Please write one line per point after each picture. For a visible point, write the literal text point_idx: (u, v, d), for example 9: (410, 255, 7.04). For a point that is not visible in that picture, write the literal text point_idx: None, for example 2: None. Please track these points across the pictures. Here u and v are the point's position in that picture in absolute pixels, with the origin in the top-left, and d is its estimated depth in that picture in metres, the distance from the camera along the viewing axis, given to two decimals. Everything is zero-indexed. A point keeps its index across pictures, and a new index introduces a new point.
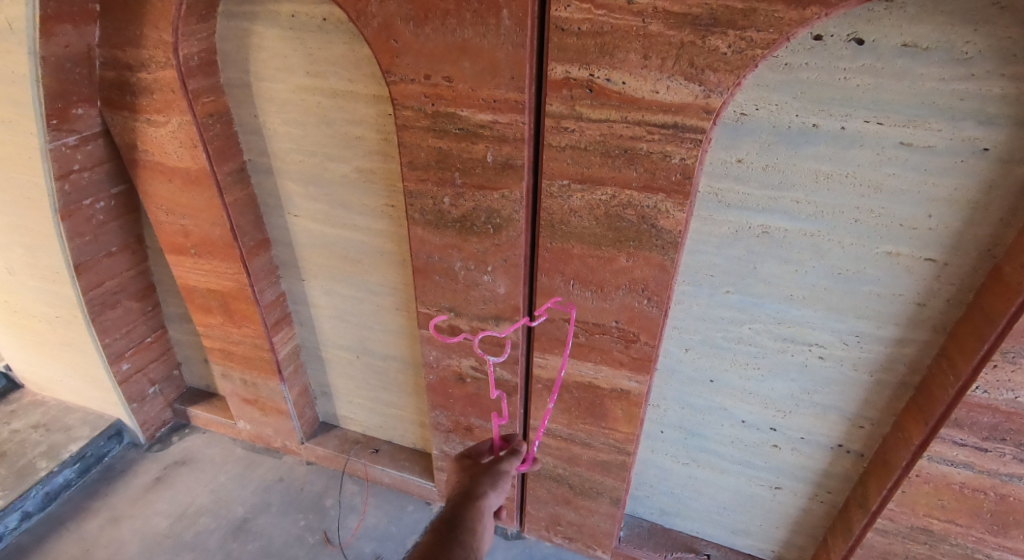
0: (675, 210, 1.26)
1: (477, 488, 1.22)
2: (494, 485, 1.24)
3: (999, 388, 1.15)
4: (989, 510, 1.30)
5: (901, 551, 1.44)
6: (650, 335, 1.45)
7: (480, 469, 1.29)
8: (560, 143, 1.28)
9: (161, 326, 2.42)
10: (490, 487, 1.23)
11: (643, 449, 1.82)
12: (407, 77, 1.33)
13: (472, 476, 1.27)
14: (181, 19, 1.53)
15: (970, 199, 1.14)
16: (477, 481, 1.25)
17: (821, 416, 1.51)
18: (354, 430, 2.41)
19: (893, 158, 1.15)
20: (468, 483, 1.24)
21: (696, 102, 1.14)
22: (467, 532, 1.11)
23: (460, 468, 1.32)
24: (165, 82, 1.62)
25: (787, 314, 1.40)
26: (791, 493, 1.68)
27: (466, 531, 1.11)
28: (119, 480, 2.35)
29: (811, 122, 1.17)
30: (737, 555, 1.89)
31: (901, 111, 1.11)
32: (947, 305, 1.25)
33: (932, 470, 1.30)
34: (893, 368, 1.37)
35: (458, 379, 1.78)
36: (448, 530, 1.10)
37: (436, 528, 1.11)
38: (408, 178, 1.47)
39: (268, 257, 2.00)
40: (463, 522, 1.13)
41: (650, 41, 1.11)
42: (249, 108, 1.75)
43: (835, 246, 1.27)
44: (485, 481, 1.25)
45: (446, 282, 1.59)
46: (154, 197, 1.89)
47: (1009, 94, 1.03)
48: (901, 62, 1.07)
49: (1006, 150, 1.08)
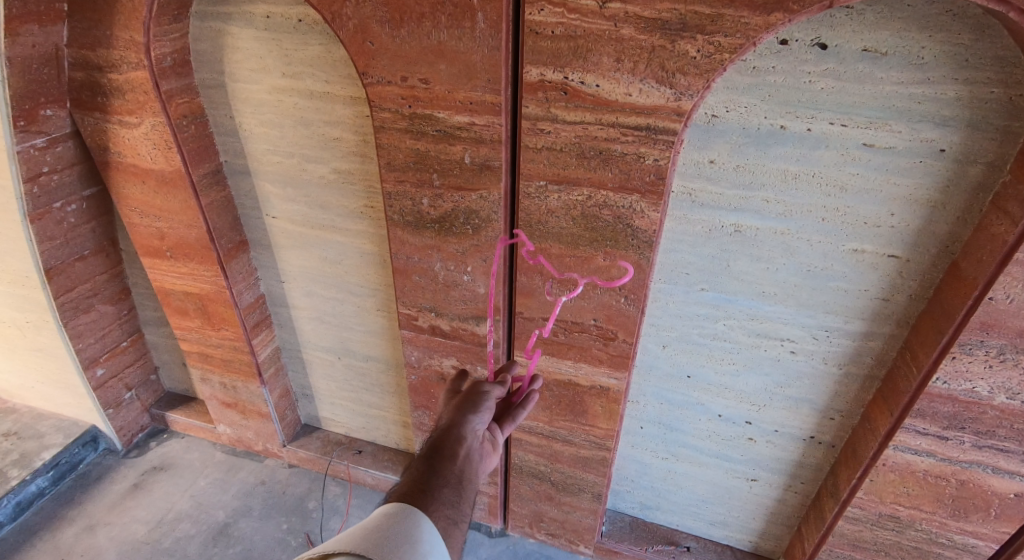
0: (650, 210, 1.29)
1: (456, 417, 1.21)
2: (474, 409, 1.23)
3: (958, 379, 1.20)
4: (951, 496, 1.36)
5: (870, 538, 1.50)
6: (628, 332, 1.48)
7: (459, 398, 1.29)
8: (536, 144, 1.29)
9: (137, 330, 2.39)
10: (470, 413, 1.22)
11: (624, 444, 1.85)
12: (384, 79, 1.33)
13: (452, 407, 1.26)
14: (152, 19, 1.51)
15: (930, 197, 1.18)
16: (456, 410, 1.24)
17: (793, 408, 1.55)
18: (336, 431, 2.41)
19: (857, 158, 1.19)
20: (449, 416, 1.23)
21: (668, 105, 1.17)
22: (449, 460, 1.11)
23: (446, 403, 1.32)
24: (137, 83, 1.60)
25: (760, 310, 1.43)
26: (767, 484, 1.73)
27: (447, 458, 1.11)
28: (95, 487, 2.32)
29: (779, 123, 1.20)
30: (716, 546, 1.94)
31: (863, 113, 1.14)
32: (910, 300, 1.29)
33: (897, 459, 1.35)
34: (860, 362, 1.41)
35: (439, 379, 1.79)
36: (428, 462, 1.10)
37: (418, 463, 1.11)
38: (386, 180, 1.47)
39: (246, 259, 1.99)
40: (443, 451, 1.13)
41: (622, 44, 1.13)
42: (225, 110, 1.73)
43: (804, 244, 1.31)
44: (464, 408, 1.25)
45: (426, 282, 1.60)
46: (127, 199, 1.86)
47: (962, 98, 1.07)
48: (863, 67, 1.10)
49: (962, 151, 1.12)
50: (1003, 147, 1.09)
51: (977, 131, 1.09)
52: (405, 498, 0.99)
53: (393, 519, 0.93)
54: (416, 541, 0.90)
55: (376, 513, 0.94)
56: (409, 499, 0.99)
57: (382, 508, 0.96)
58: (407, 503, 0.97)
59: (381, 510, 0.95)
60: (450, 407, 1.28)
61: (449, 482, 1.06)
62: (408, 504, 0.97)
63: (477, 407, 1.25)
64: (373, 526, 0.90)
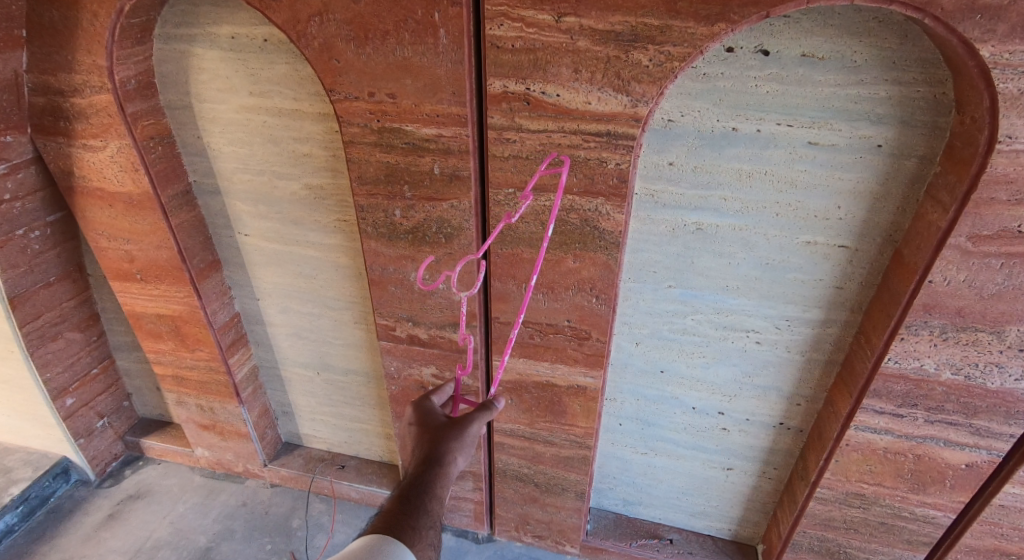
0: (615, 212, 1.34)
1: (442, 452, 1.25)
2: (460, 448, 1.27)
3: (908, 358, 1.27)
4: (910, 470, 1.43)
5: (839, 516, 1.57)
6: (601, 332, 1.52)
7: (444, 427, 1.31)
8: (503, 153, 1.34)
9: (108, 356, 2.35)
10: (455, 451, 1.26)
11: (604, 442, 1.89)
12: (351, 95, 1.36)
13: (435, 438, 1.29)
14: (115, 43, 1.51)
15: (872, 190, 1.26)
16: (442, 444, 1.27)
17: (761, 397, 1.62)
18: (318, 447, 2.41)
19: (805, 156, 1.26)
20: (431, 447, 1.26)
21: (626, 112, 1.22)
22: (430, 501, 1.15)
23: (422, 429, 1.33)
24: (101, 107, 1.60)
25: (724, 304, 1.50)
26: (742, 472, 1.79)
27: (431, 498, 1.15)
28: (68, 520, 2.27)
29: (731, 125, 1.27)
30: (697, 537, 1.99)
31: (806, 113, 1.22)
32: (861, 286, 1.37)
33: (859, 438, 1.42)
34: (820, 348, 1.48)
35: (420, 387, 1.82)
36: (412, 496, 1.14)
37: (401, 495, 1.14)
38: (358, 193, 1.50)
39: (219, 278, 1.99)
40: (429, 490, 1.17)
41: (579, 56, 1.19)
42: (192, 130, 1.74)
43: (761, 239, 1.38)
44: (452, 443, 1.28)
45: (402, 292, 1.63)
46: (94, 224, 1.85)
47: (893, 97, 1.15)
48: (803, 71, 1.18)
49: (898, 145, 1.20)
50: (932, 141, 1.17)
51: (909, 127, 1.17)
52: (390, 530, 1.04)
53: (374, 550, 0.98)
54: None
55: (355, 543, 1.00)
56: (394, 532, 1.03)
57: (363, 538, 1.01)
58: (389, 537, 1.02)
59: (358, 540, 1.01)
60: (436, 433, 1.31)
61: (430, 521, 1.11)
62: (389, 535, 1.02)
63: (463, 445, 1.29)
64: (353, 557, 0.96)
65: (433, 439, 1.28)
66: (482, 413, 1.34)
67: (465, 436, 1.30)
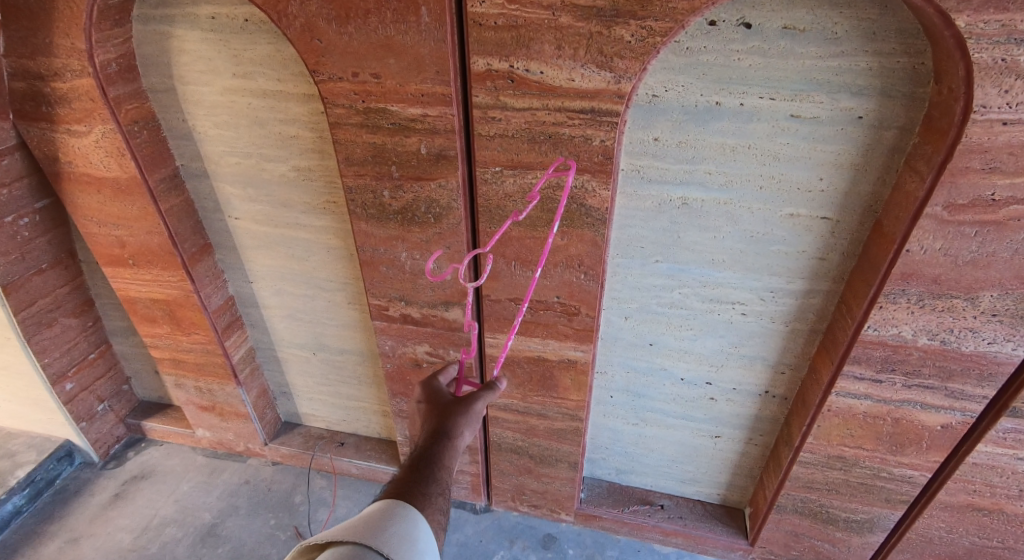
0: (601, 188, 1.35)
1: (450, 425, 1.30)
2: (467, 421, 1.32)
3: (887, 326, 1.31)
4: (889, 433, 1.48)
5: (821, 478, 1.63)
6: (590, 307, 1.55)
7: (451, 403, 1.37)
8: (488, 132, 1.34)
9: (104, 341, 2.37)
10: (463, 424, 1.31)
11: (596, 414, 1.93)
12: (335, 75, 1.35)
13: (443, 413, 1.34)
14: (93, 25, 1.49)
15: (852, 161, 1.27)
16: (449, 418, 1.32)
17: (748, 366, 1.65)
18: (317, 425, 2.45)
19: (787, 129, 1.27)
20: (440, 421, 1.31)
21: (609, 88, 1.22)
22: (439, 472, 1.18)
23: (430, 406, 1.38)
24: (83, 91, 1.58)
25: (711, 277, 1.52)
26: (730, 439, 1.84)
27: (439, 468, 1.19)
28: (74, 501, 2.31)
29: (714, 100, 1.28)
30: (688, 502, 2.06)
31: (788, 86, 1.22)
32: (843, 257, 1.39)
33: (840, 404, 1.46)
34: (804, 318, 1.51)
35: (414, 365, 1.85)
36: (420, 468, 1.17)
37: (410, 468, 1.18)
38: (346, 174, 1.50)
39: (211, 262, 1.99)
40: (437, 461, 1.20)
41: (561, 33, 1.18)
42: (176, 113, 1.73)
43: (745, 212, 1.40)
44: (457, 418, 1.32)
45: (394, 272, 1.64)
46: (82, 209, 1.84)
47: (873, 68, 1.16)
48: (785, 43, 1.18)
49: (878, 117, 1.21)
50: (912, 111, 1.18)
51: (888, 98, 1.18)
52: (402, 496, 1.07)
53: (388, 513, 1.01)
54: (413, 540, 0.98)
55: (371, 508, 1.03)
56: (406, 497, 1.07)
57: (379, 503, 1.04)
58: (402, 502, 1.05)
59: (374, 505, 1.04)
60: (443, 410, 1.35)
61: (441, 488, 1.15)
62: (401, 501, 1.05)
63: (468, 421, 1.33)
64: (369, 518, 0.99)
65: (441, 415, 1.33)
66: (486, 392, 1.38)
67: (470, 412, 1.35)
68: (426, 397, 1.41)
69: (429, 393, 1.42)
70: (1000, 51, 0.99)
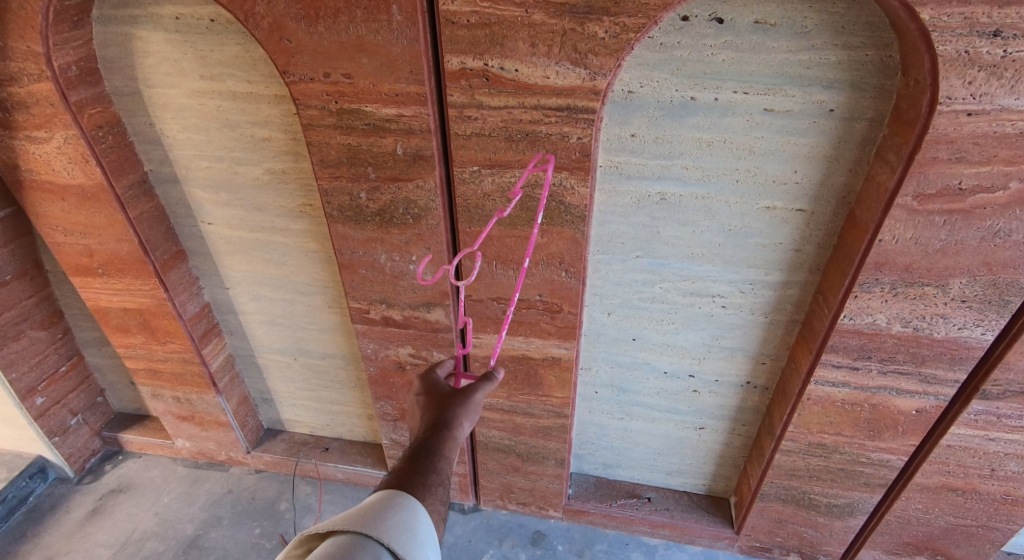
0: (579, 185, 1.35)
1: (449, 415, 1.22)
2: (467, 412, 1.24)
3: (862, 314, 1.33)
4: (867, 419, 1.51)
5: (803, 465, 1.66)
6: (573, 304, 1.55)
7: (450, 393, 1.28)
8: (465, 132, 1.33)
9: (76, 353, 2.31)
10: (463, 415, 1.23)
11: (582, 410, 1.94)
12: (306, 76, 1.33)
13: (442, 404, 1.26)
14: (50, 28, 1.44)
15: (825, 153, 1.29)
16: (448, 409, 1.24)
17: (729, 358, 1.67)
18: (301, 431, 2.42)
19: (761, 123, 1.28)
20: (438, 411, 1.24)
21: (585, 85, 1.22)
22: (436, 467, 1.11)
23: (427, 396, 1.31)
24: (41, 96, 1.52)
25: (691, 271, 1.53)
26: (714, 430, 1.86)
27: (436, 464, 1.12)
28: (49, 518, 2.25)
29: (689, 95, 1.28)
30: (674, 494, 2.08)
31: (761, 80, 1.23)
32: (819, 248, 1.42)
33: (818, 392, 1.49)
34: (782, 308, 1.54)
35: (398, 367, 1.83)
36: (416, 463, 1.11)
37: (404, 464, 1.11)
38: (321, 177, 1.48)
39: (185, 268, 1.95)
40: (434, 455, 1.13)
41: (535, 30, 1.18)
42: (143, 117, 1.69)
43: (723, 206, 1.41)
44: (456, 408, 1.24)
45: (374, 275, 1.63)
46: (47, 218, 1.79)
47: (843, 61, 1.18)
48: (756, 38, 1.19)
49: (849, 109, 1.22)
50: (881, 103, 1.20)
51: (858, 91, 1.20)
52: (396, 495, 1.03)
53: (386, 504, 1.00)
54: (414, 529, 0.97)
55: (372, 497, 1.02)
56: (403, 492, 1.04)
57: (378, 494, 1.03)
58: (401, 493, 1.03)
59: (374, 495, 1.03)
60: (441, 399, 1.27)
61: (440, 479, 1.11)
62: (400, 491, 1.04)
63: (467, 410, 1.24)
64: (369, 507, 0.98)
65: (439, 406, 1.25)
66: (483, 382, 1.29)
67: (470, 400, 1.26)
68: (423, 388, 1.32)
69: (427, 384, 1.33)
70: (963, 43, 1.01)
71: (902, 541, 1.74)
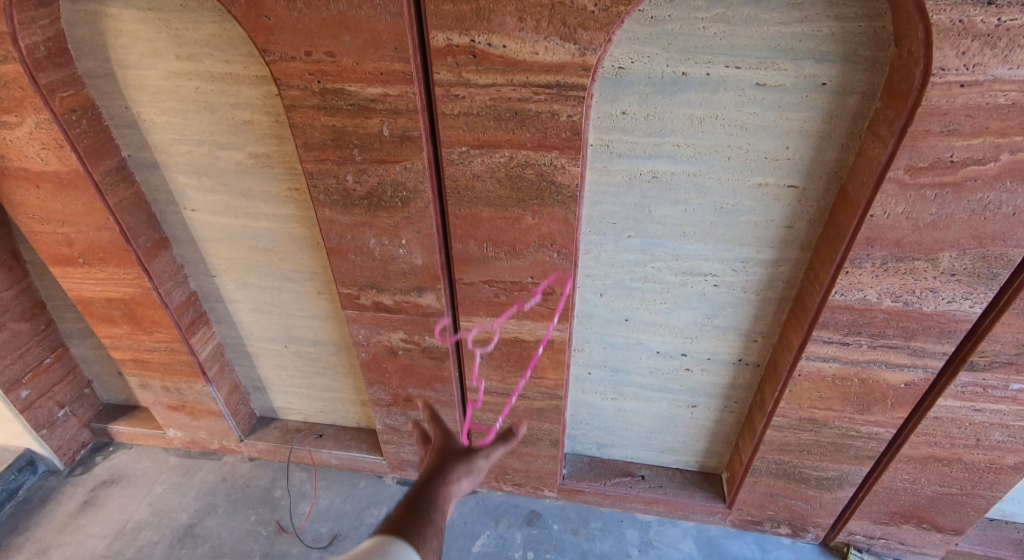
0: (570, 165, 1.33)
1: (451, 471, 1.15)
2: (470, 472, 1.16)
3: (853, 290, 1.33)
4: (856, 393, 1.52)
5: (793, 440, 1.67)
6: (565, 285, 1.54)
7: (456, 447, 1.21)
8: (452, 111, 1.30)
9: (60, 345, 2.27)
10: (466, 474, 1.15)
11: (575, 391, 1.94)
12: (287, 55, 1.29)
13: (446, 456, 1.18)
14: (15, 6, 1.38)
15: (817, 128, 1.28)
16: (450, 463, 1.17)
17: (720, 336, 1.68)
18: (294, 419, 2.41)
19: (753, 98, 1.26)
20: (440, 464, 1.16)
21: (574, 61, 1.20)
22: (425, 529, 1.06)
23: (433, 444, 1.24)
24: (10, 78, 1.47)
25: (682, 250, 1.52)
26: (706, 408, 1.87)
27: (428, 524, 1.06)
28: (41, 510, 2.23)
29: (680, 70, 1.26)
30: (667, 471, 2.10)
31: (753, 54, 1.21)
32: (810, 224, 1.41)
33: (809, 367, 1.50)
34: (773, 286, 1.54)
35: (390, 353, 1.82)
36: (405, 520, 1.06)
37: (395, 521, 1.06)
38: (306, 160, 1.45)
39: (169, 256, 1.91)
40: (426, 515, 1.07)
41: (522, 3, 1.15)
42: (118, 100, 1.63)
43: (715, 183, 1.40)
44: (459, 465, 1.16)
45: (363, 260, 1.60)
46: (23, 206, 1.73)
47: (836, 33, 1.16)
48: (748, 10, 1.17)
49: (841, 83, 1.21)
50: (874, 75, 1.19)
51: (850, 64, 1.19)
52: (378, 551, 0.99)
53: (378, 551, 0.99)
54: None
55: (366, 542, 1.02)
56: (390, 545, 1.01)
57: (370, 540, 1.02)
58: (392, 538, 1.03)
59: (366, 542, 1.02)
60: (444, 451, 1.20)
61: (431, 536, 1.06)
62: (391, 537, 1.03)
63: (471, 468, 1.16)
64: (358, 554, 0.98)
65: (443, 458, 1.18)
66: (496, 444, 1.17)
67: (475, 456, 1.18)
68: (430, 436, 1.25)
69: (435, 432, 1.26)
70: (958, 12, 0.99)
71: (889, 510, 1.77)
